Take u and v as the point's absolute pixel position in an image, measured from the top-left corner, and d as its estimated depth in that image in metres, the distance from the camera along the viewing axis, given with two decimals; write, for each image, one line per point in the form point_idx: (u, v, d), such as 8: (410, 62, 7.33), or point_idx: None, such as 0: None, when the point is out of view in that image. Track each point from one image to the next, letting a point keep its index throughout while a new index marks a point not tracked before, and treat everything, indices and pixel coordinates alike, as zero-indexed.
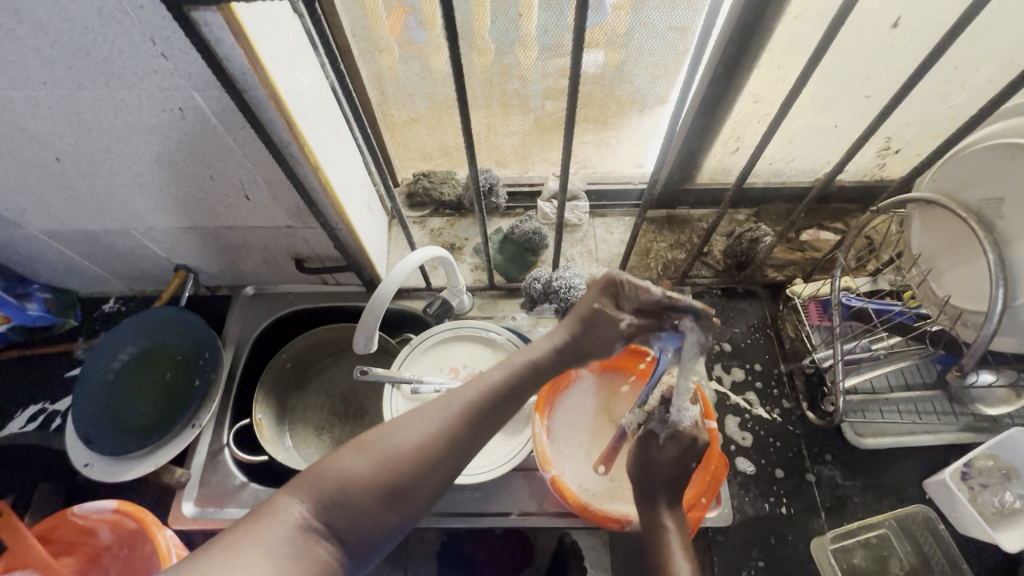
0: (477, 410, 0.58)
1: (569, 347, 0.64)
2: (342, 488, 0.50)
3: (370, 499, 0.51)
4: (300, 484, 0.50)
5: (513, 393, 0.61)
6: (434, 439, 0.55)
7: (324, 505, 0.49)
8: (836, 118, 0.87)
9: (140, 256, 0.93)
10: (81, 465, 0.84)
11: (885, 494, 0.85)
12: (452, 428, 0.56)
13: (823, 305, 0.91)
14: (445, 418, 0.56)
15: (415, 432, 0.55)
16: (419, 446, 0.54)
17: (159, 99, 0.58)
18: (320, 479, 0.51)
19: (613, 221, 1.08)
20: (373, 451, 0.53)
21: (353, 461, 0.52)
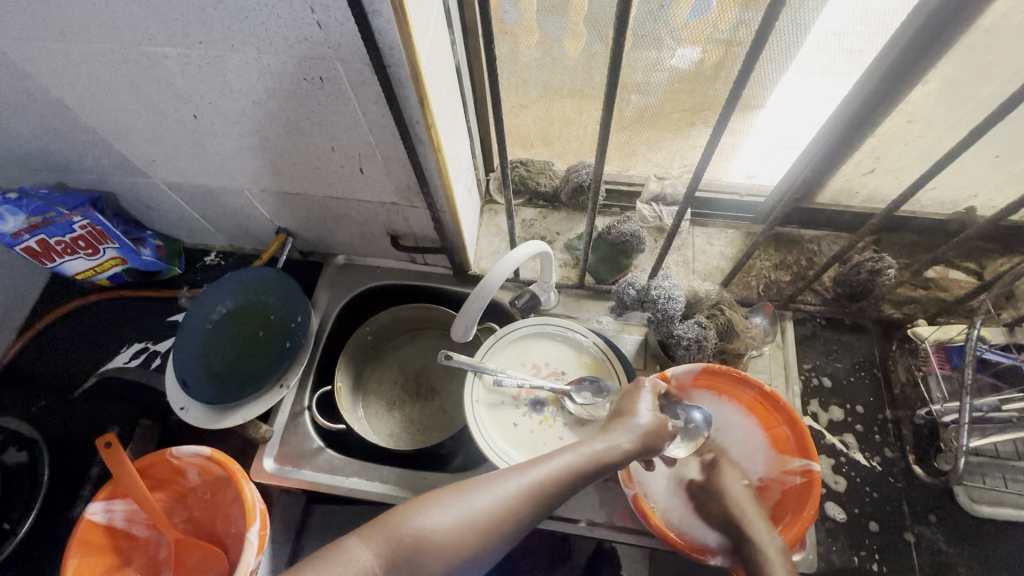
0: (558, 482, 0.56)
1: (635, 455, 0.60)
2: (413, 547, 0.51)
3: (435, 562, 0.51)
4: (377, 530, 0.52)
5: (595, 470, 0.59)
6: (503, 513, 0.53)
7: (393, 560, 0.50)
8: (999, 149, 0.78)
9: (247, 215, 0.96)
10: (177, 409, 0.88)
11: (995, 569, 0.77)
12: (522, 506, 0.54)
13: (950, 353, 0.82)
14: (516, 492, 0.55)
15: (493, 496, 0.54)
16: (490, 516, 0.53)
17: (303, 67, 0.58)
18: (393, 531, 0.52)
19: (714, 232, 1.02)
20: (446, 512, 0.53)
21: (427, 518, 0.52)
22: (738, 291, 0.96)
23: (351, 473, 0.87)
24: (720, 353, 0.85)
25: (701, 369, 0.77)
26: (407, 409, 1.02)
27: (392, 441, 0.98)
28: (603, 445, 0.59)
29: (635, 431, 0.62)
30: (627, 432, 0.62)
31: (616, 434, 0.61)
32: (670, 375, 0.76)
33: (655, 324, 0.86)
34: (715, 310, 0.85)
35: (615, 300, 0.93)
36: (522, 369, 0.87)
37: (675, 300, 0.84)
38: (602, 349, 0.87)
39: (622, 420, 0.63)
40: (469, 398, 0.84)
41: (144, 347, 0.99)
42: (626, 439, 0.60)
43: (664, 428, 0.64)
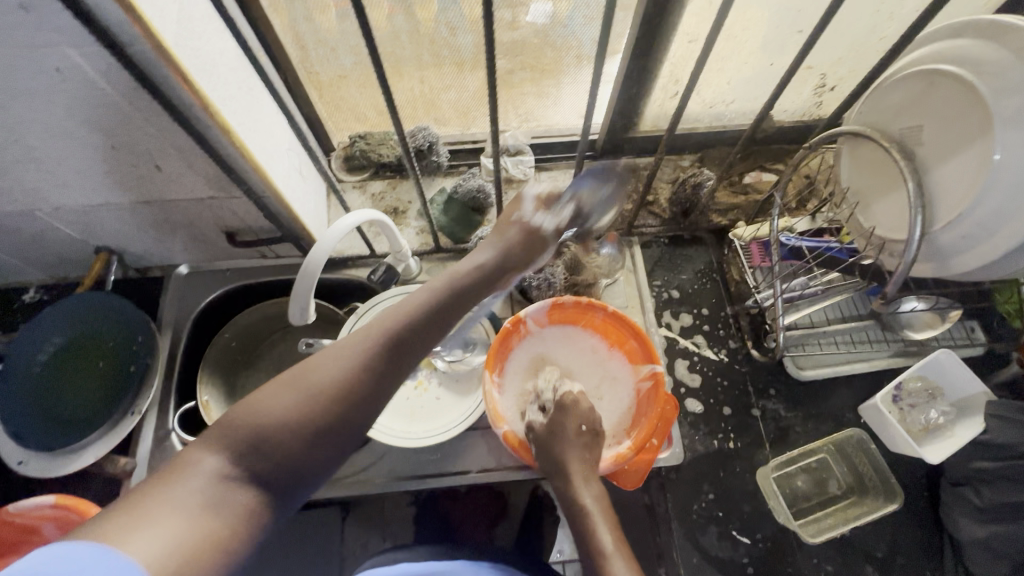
0: (413, 324, 0.48)
1: (503, 268, 0.55)
2: (261, 434, 0.41)
3: (293, 440, 0.42)
4: (215, 429, 0.42)
5: (457, 305, 0.51)
6: (358, 368, 0.45)
7: (243, 453, 0.41)
8: (772, 56, 0.87)
9: (53, 239, 0.86)
10: (15, 463, 0.81)
11: (824, 421, 0.90)
12: (379, 355, 0.46)
13: (765, 245, 0.92)
14: (370, 342, 0.46)
15: (339, 360, 0.45)
16: (345, 373, 0.44)
17: (32, 59, 0.52)
18: (234, 424, 0.42)
19: (558, 174, 1.07)
20: (288, 390, 0.43)
21: (268, 402, 0.42)
22: None
23: None
24: (573, 287, 0.90)
25: (552, 305, 0.81)
26: None
27: None
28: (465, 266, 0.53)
29: (504, 242, 0.56)
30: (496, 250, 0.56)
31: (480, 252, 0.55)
32: (523, 316, 0.80)
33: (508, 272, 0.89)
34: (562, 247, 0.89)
35: (472, 256, 0.94)
36: None
37: None
38: None
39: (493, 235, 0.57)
40: None
41: None
42: (487, 255, 0.54)
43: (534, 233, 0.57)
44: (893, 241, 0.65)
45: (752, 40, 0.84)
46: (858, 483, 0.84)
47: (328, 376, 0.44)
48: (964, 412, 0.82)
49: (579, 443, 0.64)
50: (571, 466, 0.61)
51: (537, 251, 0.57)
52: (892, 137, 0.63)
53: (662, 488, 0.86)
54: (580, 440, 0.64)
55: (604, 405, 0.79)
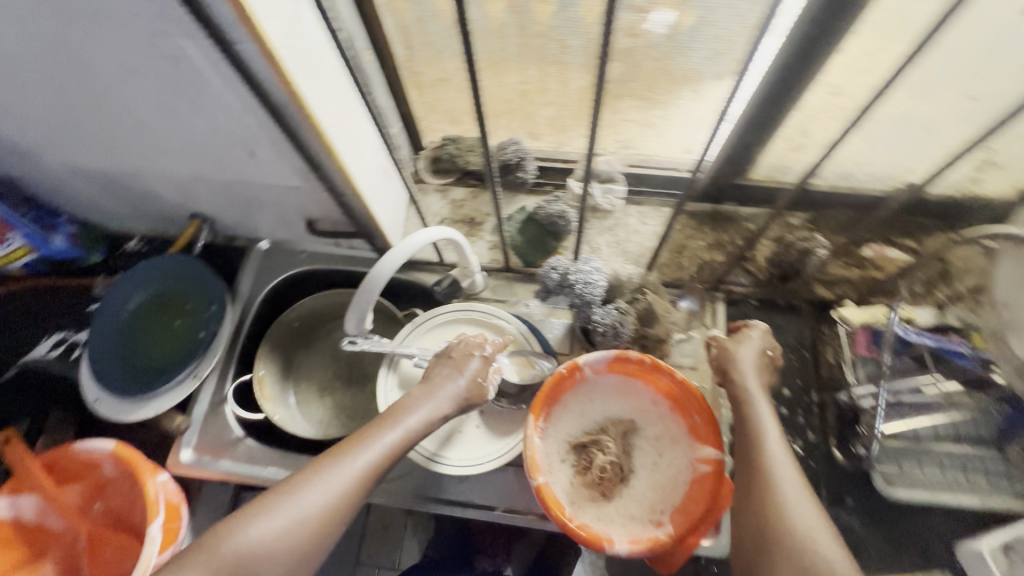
0: (381, 467, 0.59)
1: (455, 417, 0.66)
2: (243, 563, 0.52)
3: (272, 569, 0.53)
4: (202, 555, 0.52)
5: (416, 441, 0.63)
6: (334, 505, 0.56)
7: None
8: (927, 122, 0.75)
9: (157, 200, 0.91)
10: (91, 400, 0.87)
11: (906, 549, 0.77)
12: (354, 493, 0.57)
13: (875, 335, 0.81)
14: (344, 485, 0.57)
15: (320, 495, 0.56)
16: (323, 510, 0.55)
17: (149, 44, 0.53)
18: (219, 551, 0.52)
19: (648, 211, 0.99)
20: (276, 521, 0.54)
21: (255, 532, 0.53)
22: (669, 273, 0.93)
23: (268, 464, 0.86)
24: (640, 338, 0.83)
25: (615, 356, 0.74)
26: (339, 394, 1.01)
27: (323, 428, 0.97)
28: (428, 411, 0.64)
29: (461, 397, 0.66)
30: (455, 396, 0.66)
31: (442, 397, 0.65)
32: (580, 364, 0.74)
33: (574, 309, 0.84)
34: (637, 295, 0.83)
35: (540, 284, 0.90)
36: None
37: (593, 285, 0.81)
38: (526, 336, 0.83)
39: (434, 386, 0.66)
40: (384, 388, 0.81)
41: (63, 339, 0.95)
42: (449, 408, 0.65)
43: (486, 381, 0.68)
44: None
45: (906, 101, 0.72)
46: None
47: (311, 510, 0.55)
48: None
49: (756, 362, 0.67)
50: (750, 388, 0.64)
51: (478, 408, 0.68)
52: None
53: None
54: (763, 362, 0.68)
55: (651, 470, 0.74)
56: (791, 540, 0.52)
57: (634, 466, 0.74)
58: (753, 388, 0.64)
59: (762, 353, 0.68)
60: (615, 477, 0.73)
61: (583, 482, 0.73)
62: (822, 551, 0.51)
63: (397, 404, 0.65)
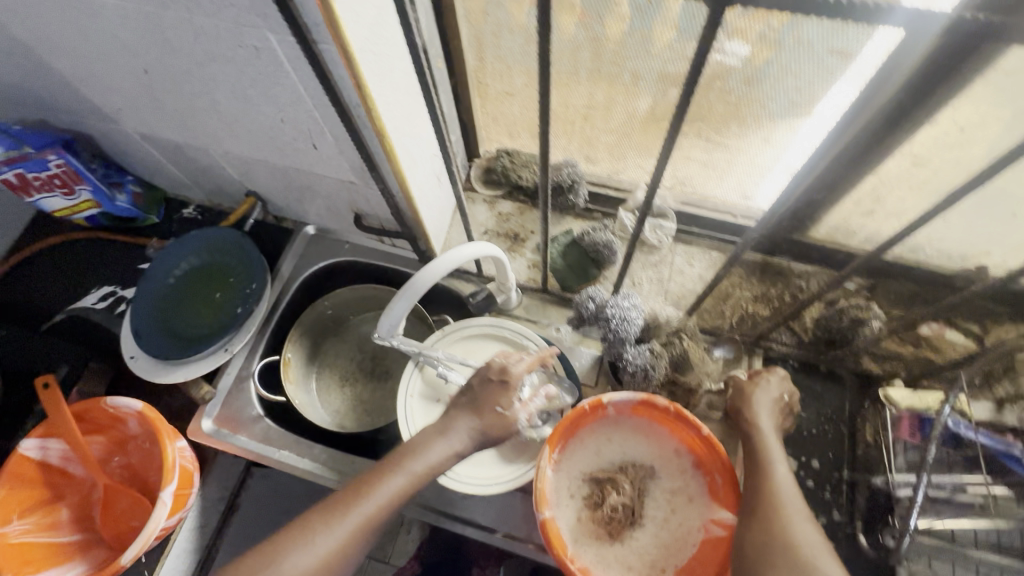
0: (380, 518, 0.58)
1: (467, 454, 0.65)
2: None
3: None
4: None
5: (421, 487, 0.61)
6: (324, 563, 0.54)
7: None
8: (1014, 207, 0.70)
9: (218, 174, 0.94)
10: (127, 356, 0.90)
11: None
12: (346, 549, 0.55)
13: (921, 422, 0.75)
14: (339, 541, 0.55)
15: (309, 555, 0.53)
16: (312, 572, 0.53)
17: (236, 34, 0.55)
18: None
19: (696, 252, 0.96)
20: None
21: None
22: (709, 319, 0.90)
23: (282, 447, 0.87)
24: (670, 384, 0.80)
25: (641, 400, 0.71)
26: (359, 387, 1.02)
27: (339, 418, 0.98)
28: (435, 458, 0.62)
29: (477, 432, 0.65)
30: (467, 436, 0.64)
31: (453, 438, 0.64)
32: (605, 402, 0.71)
33: (606, 342, 0.82)
34: (673, 338, 0.80)
35: (574, 310, 0.89)
36: (464, 368, 0.83)
37: (629, 322, 0.80)
38: (553, 364, 0.82)
39: (442, 425, 0.65)
40: (404, 390, 0.82)
41: (112, 293, 1.00)
42: (461, 443, 0.64)
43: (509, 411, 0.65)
44: None
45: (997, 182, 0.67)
46: None
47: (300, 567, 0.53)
48: None
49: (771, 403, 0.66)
50: (760, 422, 0.63)
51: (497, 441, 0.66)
52: None
53: None
54: (779, 404, 0.67)
55: (661, 523, 0.71)
56: (791, 559, 0.49)
57: (646, 513, 0.72)
58: (762, 420, 0.63)
59: (779, 396, 0.67)
60: (624, 520, 0.71)
61: (591, 518, 0.71)
62: (824, 575, 0.48)
63: (403, 445, 0.63)
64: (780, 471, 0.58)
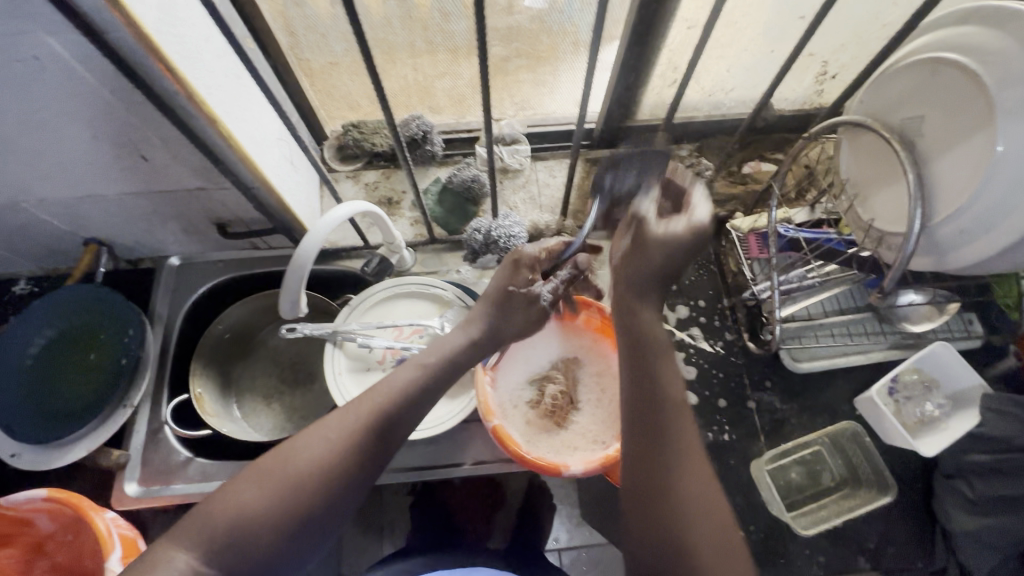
0: (378, 422, 0.54)
1: (483, 338, 0.64)
2: (240, 521, 0.48)
3: (265, 529, 0.48)
4: (195, 523, 0.48)
5: (421, 398, 0.57)
6: (334, 457, 0.51)
7: (222, 547, 0.47)
8: (771, 45, 0.86)
9: (41, 231, 0.84)
10: (7, 456, 0.80)
11: (819, 413, 0.90)
12: (359, 440, 0.53)
13: (762, 237, 0.91)
14: (349, 428, 0.53)
15: (320, 445, 0.52)
16: (319, 464, 0.51)
17: (7, 46, 0.50)
18: (216, 509, 0.49)
19: (555, 164, 1.05)
20: (268, 481, 0.50)
21: (245, 491, 0.49)
22: (584, 218, 1.00)
23: (225, 477, 0.84)
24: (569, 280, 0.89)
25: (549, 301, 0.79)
26: (288, 398, 1.00)
27: (276, 433, 0.96)
28: (444, 352, 0.61)
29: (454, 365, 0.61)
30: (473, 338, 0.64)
31: (464, 333, 0.64)
32: None
33: (505, 264, 0.89)
34: (557, 240, 0.90)
35: (466, 247, 0.93)
36: (383, 331, 0.85)
37: (515, 238, 0.88)
38: (464, 301, 0.87)
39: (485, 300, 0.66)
40: (332, 370, 0.82)
41: None
42: (478, 326, 0.64)
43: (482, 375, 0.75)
44: (891, 235, 0.63)
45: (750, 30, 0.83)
46: (851, 475, 0.84)
47: (309, 458, 0.51)
48: (960, 405, 0.82)
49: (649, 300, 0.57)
50: (648, 353, 0.54)
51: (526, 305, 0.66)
52: (895, 129, 0.61)
53: None
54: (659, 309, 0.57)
55: (596, 403, 0.79)
56: (681, 505, 0.45)
57: (581, 398, 0.79)
58: (639, 326, 0.55)
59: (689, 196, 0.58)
60: (566, 406, 0.78)
61: (537, 416, 0.78)
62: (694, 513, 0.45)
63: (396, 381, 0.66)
64: (678, 422, 0.50)
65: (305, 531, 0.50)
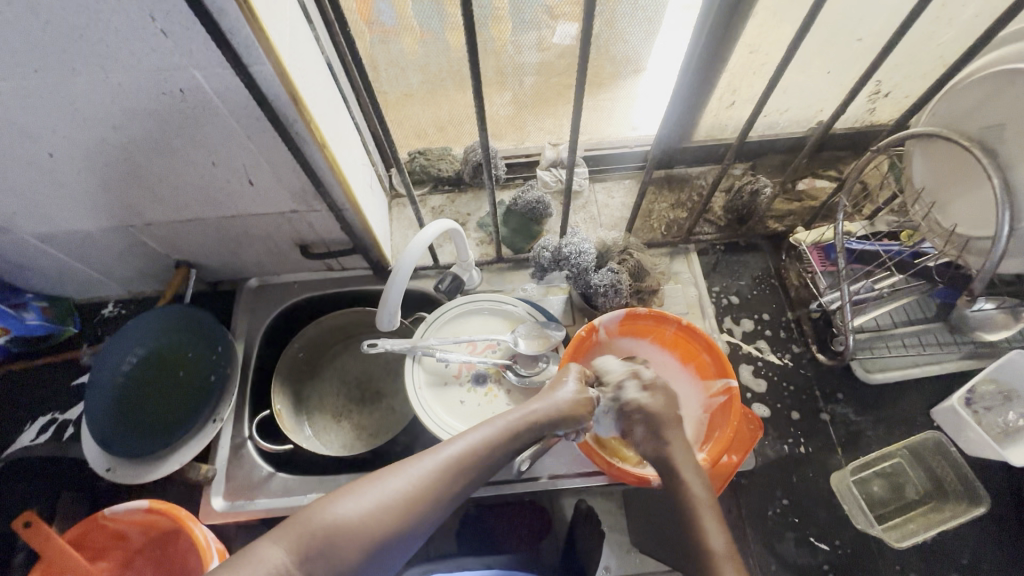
0: (467, 466, 0.55)
1: (545, 424, 0.60)
2: (329, 538, 0.49)
3: (352, 550, 0.50)
4: (286, 532, 0.49)
5: (502, 453, 0.58)
6: (424, 490, 0.53)
7: (307, 558, 0.48)
8: (828, 66, 0.90)
9: (140, 255, 0.90)
10: (103, 470, 0.83)
11: (896, 425, 0.89)
12: (447, 480, 0.54)
13: (825, 250, 0.91)
14: (440, 463, 0.55)
15: (412, 476, 0.53)
16: (410, 496, 0.52)
17: (158, 80, 0.56)
18: (307, 521, 0.50)
19: (613, 185, 1.10)
20: (362, 501, 0.52)
21: (341, 507, 0.51)
22: (645, 235, 1.03)
23: (307, 491, 0.85)
24: (636, 293, 0.91)
25: (625, 314, 0.81)
26: (356, 416, 1.01)
27: (347, 451, 0.97)
28: (523, 413, 0.60)
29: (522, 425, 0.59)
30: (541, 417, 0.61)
31: (536, 402, 0.62)
32: (597, 324, 0.80)
33: (574, 280, 0.91)
34: (625, 255, 0.90)
35: (534, 265, 0.96)
36: (459, 347, 0.88)
37: (586, 253, 0.89)
38: (534, 316, 0.90)
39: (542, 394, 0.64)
40: (412, 384, 0.84)
41: (51, 419, 0.93)
42: (540, 404, 0.61)
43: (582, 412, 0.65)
44: (976, 239, 0.66)
45: (809, 51, 0.87)
46: (936, 488, 0.83)
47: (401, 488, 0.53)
48: None
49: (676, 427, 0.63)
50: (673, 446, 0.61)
51: (581, 417, 0.63)
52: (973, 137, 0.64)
53: (735, 495, 0.84)
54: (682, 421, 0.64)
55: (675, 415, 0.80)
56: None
57: None
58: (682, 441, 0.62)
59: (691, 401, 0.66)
60: None
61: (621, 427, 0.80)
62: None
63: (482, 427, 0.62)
64: (709, 530, 0.55)
65: (379, 560, 0.51)
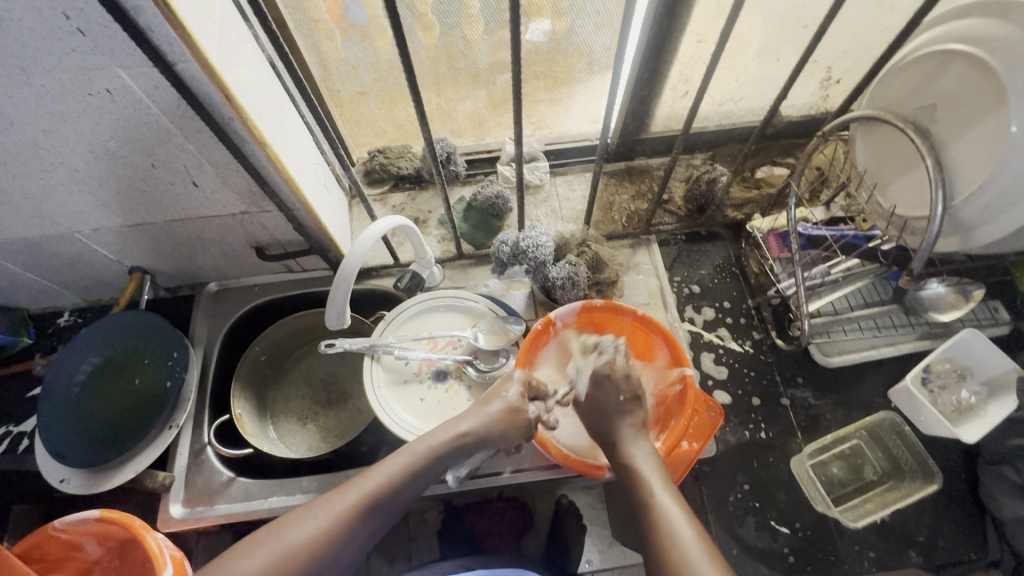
0: (373, 502, 0.57)
1: (475, 438, 0.65)
2: None
3: None
4: None
5: (413, 484, 0.60)
6: (326, 533, 0.54)
7: None
8: (777, 54, 0.90)
9: (90, 262, 0.88)
10: (58, 482, 0.82)
11: (855, 407, 0.90)
12: (349, 519, 0.55)
13: (782, 237, 0.91)
14: (344, 505, 0.56)
15: (312, 524, 0.54)
16: (311, 541, 0.53)
17: (82, 81, 0.55)
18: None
19: (574, 178, 1.10)
20: (260, 553, 0.51)
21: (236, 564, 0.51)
22: (605, 227, 1.03)
23: (268, 495, 0.84)
24: (595, 285, 0.91)
25: (581, 307, 0.81)
26: (322, 418, 1.00)
27: (313, 453, 0.96)
28: (439, 440, 0.63)
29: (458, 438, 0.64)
30: (477, 420, 0.66)
31: (464, 421, 0.66)
32: (553, 318, 0.80)
33: (534, 274, 0.90)
34: (583, 247, 0.90)
35: (495, 260, 0.93)
36: (419, 344, 0.87)
37: (543, 246, 0.87)
38: (496, 312, 0.89)
39: (475, 407, 0.68)
40: (370, 384, 0.83)
41: (5, 433, 0.91)
42: (468, 424, 0.65)
43: (517, 415, 0.68)
44: (914, 219, 0.67)
45: (757, 39, 0.87)
46: (894, 467, 0.85)
47: (301, 536, 0.53)
48: (995, 391, 0.81)
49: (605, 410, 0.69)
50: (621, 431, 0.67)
51: (515, 430, 0.68)
52: (908, 118, 0.65)
53: (697, 482, 0.85)
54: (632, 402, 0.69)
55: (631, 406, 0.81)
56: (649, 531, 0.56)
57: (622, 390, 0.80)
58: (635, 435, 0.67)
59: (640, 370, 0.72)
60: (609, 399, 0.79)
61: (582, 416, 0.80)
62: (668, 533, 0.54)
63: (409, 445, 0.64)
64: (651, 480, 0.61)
65: None
